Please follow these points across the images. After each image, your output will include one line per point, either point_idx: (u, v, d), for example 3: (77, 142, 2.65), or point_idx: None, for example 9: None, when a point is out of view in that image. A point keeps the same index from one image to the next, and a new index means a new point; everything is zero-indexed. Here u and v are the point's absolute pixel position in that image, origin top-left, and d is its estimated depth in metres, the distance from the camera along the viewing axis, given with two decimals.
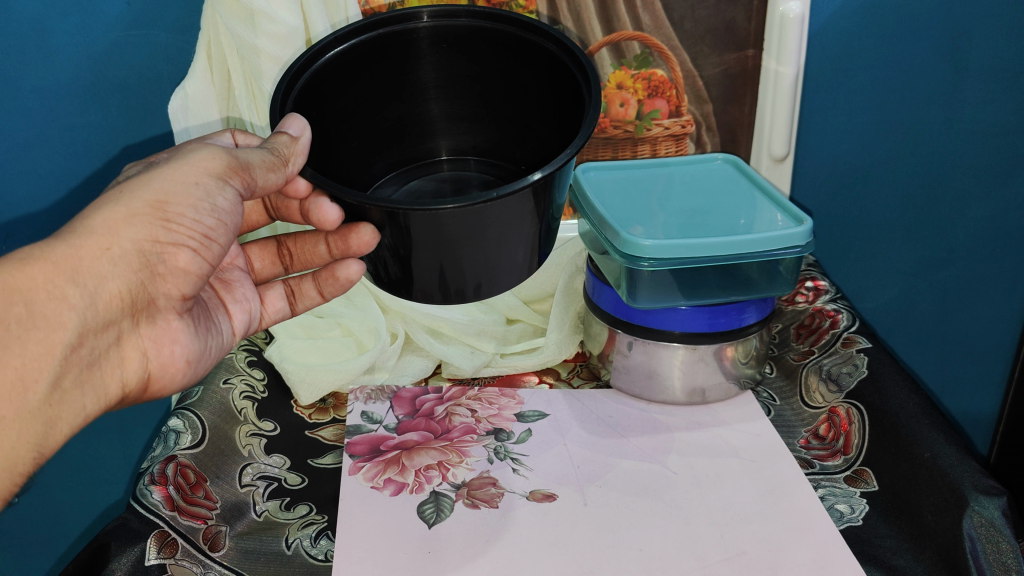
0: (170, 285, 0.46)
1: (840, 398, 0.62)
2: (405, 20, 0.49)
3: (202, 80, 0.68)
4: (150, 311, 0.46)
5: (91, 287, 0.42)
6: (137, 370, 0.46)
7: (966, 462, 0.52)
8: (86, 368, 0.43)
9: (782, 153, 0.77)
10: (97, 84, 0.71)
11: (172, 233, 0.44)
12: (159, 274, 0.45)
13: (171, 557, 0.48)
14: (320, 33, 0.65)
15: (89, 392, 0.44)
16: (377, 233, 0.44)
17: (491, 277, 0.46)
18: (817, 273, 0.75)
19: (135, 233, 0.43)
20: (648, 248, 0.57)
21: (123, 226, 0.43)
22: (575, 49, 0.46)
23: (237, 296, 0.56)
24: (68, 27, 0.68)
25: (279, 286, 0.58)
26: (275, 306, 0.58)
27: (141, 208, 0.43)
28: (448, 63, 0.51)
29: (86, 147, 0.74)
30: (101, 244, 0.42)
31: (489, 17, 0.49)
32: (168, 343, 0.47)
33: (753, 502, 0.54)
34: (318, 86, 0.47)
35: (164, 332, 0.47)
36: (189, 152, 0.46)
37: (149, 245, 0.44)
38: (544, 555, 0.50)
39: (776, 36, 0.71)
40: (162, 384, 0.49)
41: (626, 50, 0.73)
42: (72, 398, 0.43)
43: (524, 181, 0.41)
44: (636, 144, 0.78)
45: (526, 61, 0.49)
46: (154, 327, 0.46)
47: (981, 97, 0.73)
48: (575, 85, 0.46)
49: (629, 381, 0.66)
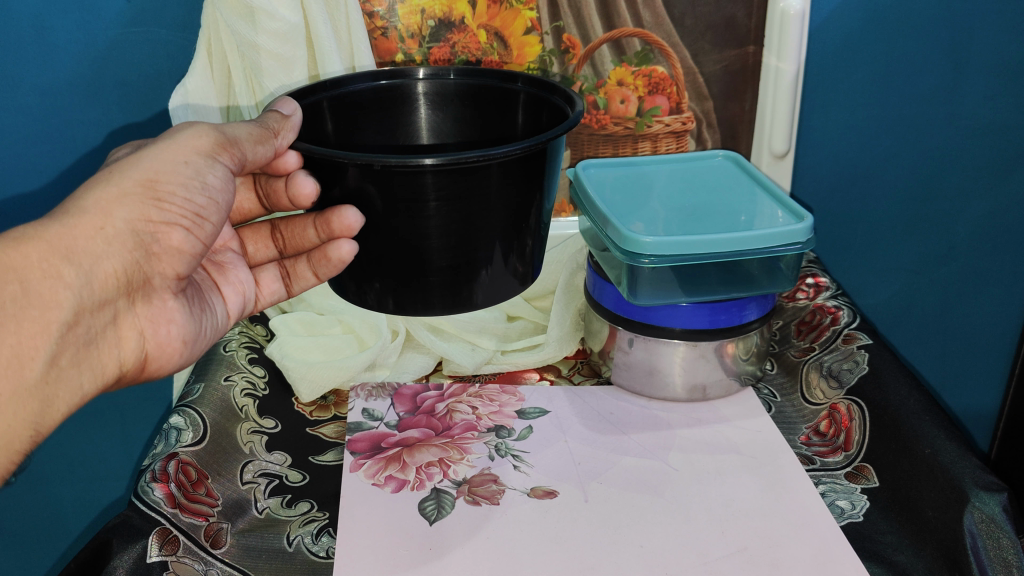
0: (165, 265, 0.45)
1: (841, 395, 0.62)
2: (400, 75, 0.56)
3: (203, 76, 0.67)
4: (147, 290, 0.46)
5: (86, 266, 0.42)
6: (137, 348, 0.46)
7: (966, 458, 0.51)
8: (85, 345, 0.43)
9: (782, 150, 0.79)
10: (96, 80, 0.73)
11: (164, 211, 0.44)
12: (154, 254, 0.45)
13: (174, 554, 0.48)
14: (320, 27, 0.65)
15: (88, 368, 0.44)
16: (360, 215, 0.45)
17: (471, 265, 0.47)
18: (818, 269, 0.76)
19: (128, 212, 0.43)
20: (647, 245, 0.57)
21: (115, 205, 0.43)
22: (548, 84, 0.53)
23: (229, 278, 0.56)
24: (68, 24, 0.70)
25: (272, 268, 0.58)
26: (271, 289, 0.58)
27: (132, 187, 0.43)
28: (434, 117, 0.57)
29: (84, 144, 0.75)
30: (94, 223, 0.42)
31: (475, 75, 0.56)
32: (164, 323, 0.47)
33: (753, 498, 0.54)
34: (318, 114, 0.52)
35: (160, 311, 0.47)
36: (176, 132, 0.46)
37: (141, 225, 0.43)
38: (543, 551, 0.50)
39: (777, 32, 0.73)
40: (161, 364, 0.48)
41: (627, 47, 0.75)
42: (69, 376, 0.42)
43: (501, 160, 0.43)
44: (636, 141, 0.80)
45: (506, 110, 0.55)
46: (150, 306, 0.46)
47: (983, 96, 0.72)
48: (553, 111, 0.51)
49: (630, 378, 0.66)
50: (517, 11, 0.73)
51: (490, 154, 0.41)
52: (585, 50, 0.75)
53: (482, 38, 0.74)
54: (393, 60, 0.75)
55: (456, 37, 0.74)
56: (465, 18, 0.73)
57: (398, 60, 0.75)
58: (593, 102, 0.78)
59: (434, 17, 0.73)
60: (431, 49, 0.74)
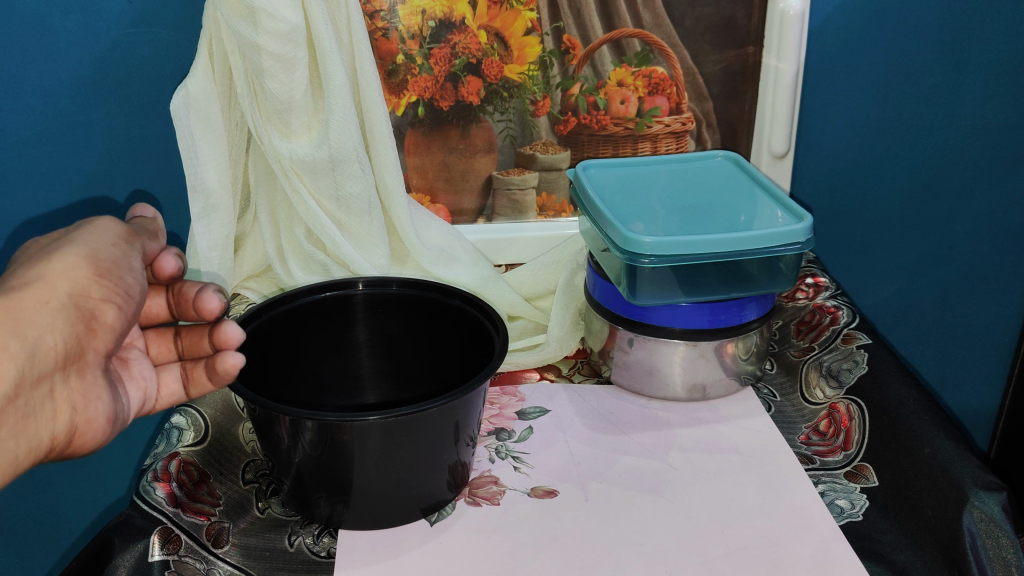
0: (100, 341, 0.43)
1: (841, 395, 0.62)
2: None
3: (203, 75, 0.64)
4: (80, 365, 0.43)
5: (31, 339, 0.39)
6: (70, 424, 0.42)
7: (966, 458, 0.52)
8: (18, 419, 0.40)
9: (782, 151, 0.79)
10: (98, 81, 0.73)
11: (105, 287, 0.43)
12: (91, 330, 0.43)
13: (176, 553, 0.48)
14: (320, 28, 0.63)
15: (18, 447, 0.40)
16: None
17: None
18: (817, 269, 0.76)
19: (71, 286, 0.42)
20: (648, 246, 0.57)
21: (60, 279, 0.42)
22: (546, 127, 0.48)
23: (132, 373, 0.49)
24: (69, 25, 0.71)
25: (173, 367, 0.51)
26: (170, 389, 0.51)
27: (79, 263, 0.43)
28: None
29: (88, 145, 0.76)
30: (40, 297, 0.41)
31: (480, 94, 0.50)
32: (95, 399, 0.44)
33: (753, 495, 0.54)
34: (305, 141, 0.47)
35: (91, 387, 0.43)
36: (84, 223, 0.47)
37: (83, 299, 0.42)
38: (544, 549, 0.50)
39: (776, 33, 0.74)
40: (93, 442, 0.44)
41: (627, 47, 0.76)
42: (4, 448, 0.39)
43: None
44: (636, 141, 0.80)
45: None
46: (83, 381, 0.43)
47: (980, 99, 0.78)
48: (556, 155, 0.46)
49: (630, 377, 0.66)
50: (517, 12, 0.73)
51: (446, 400, 0.47)
52: (585, 50, 0.76)
53: (483, 39, 0.74)
54: (394, 61, 0.74)
55: (457, 38, 0.74)
56: (465, 19, 0.73)
57: (399, 62, 0.75)
58: (593, 103, 0.78)
59: (434, 18, 0.73)
60: (432, 50, 0.74)
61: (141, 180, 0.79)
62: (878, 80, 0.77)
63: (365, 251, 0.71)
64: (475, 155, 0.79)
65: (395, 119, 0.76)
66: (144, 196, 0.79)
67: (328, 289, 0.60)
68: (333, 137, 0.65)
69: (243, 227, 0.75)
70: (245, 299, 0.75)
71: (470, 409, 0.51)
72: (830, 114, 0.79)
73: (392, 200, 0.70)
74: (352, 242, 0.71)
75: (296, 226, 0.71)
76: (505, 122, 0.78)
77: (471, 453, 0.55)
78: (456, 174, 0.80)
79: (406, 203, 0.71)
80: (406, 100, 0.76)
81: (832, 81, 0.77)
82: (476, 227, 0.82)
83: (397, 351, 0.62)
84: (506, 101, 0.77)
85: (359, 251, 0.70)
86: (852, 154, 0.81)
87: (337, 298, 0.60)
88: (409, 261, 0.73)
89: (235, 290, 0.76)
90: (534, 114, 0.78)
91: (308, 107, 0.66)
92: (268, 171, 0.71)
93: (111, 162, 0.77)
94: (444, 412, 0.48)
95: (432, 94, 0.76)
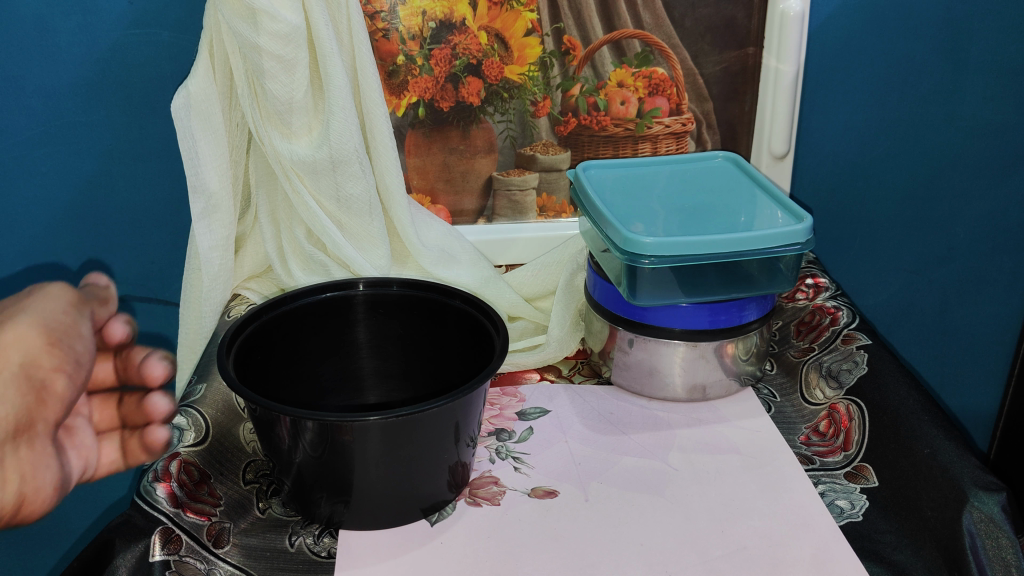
0: (52, 410, 0.40)
1: (841, 395, 0.62)
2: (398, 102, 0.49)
3: (204, 76, 0.65)
4: (29, 436, 0.38)
5: None
6: (17, 496, 0.38)
7: (965, 458, 0.52)
8: None
9: (782, 151, 0.79)
10: (99, 82, 0.74)
11: (57, 355, 0.41)
12: (43, 398, 0.39)
13: (177, 553, 0.49)
14: (321, 29, 0.63)
15: None
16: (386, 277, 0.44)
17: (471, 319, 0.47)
18: (817, 270, 0.76)
19: (23, 354, 0.39)
20: (648, 246, 0.57)
21: (12, 347, 0.39)
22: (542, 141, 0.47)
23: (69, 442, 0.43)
24: (70, 26, 0.71)
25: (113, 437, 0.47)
26: (106, 459, 0.46)
27: (30, 332, 0.40)
28: None
29: (89, 146, 0.76)
30: None
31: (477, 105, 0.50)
32: (43, 469, 0.39)
33: (752, 495, 0.54)
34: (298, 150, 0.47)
35: (40, 458, 0.39)
36: (26, 291, 0.44)
37: (35, 367, 0.39)
38: (545, 549, 0.50)
39: (776, 34, 0.74)
40: (36, 514, 0.39)
41: (627, 48, 0.76)
42: None
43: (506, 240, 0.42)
44: (636, 142, 0.80)
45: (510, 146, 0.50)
46: (32, 451, 0.39)
47: (981, 98, 0.78)
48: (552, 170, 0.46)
49: (630, 378, 0.66)
50: (517, 12, 0.74)
51: (447, 400, 0.47)
52: (585, 51, 0.76)
53: (483, 40, 0.74)
54: (394, 62, 0.75)
55: (456, 38, 0.74)
56: (465, 20, 0.73)
57: (399, 62, 0.75)
58: (593, 104, 0.78)
59: (434, 19, 0.73)
60: (432, 50, 0.74)
61: (141, 180, 0.79)
62: (877, 80, 0.77)
63: (365, 252, 0.70)
64: (475, 155, 0.79)
65: (395, 121, 0.77)
66: (145, 196, 0.80)
67: (328, 289, 0.60)
68: (334, 138, 0.65)
69: (244, 228, 0.76)
70: (245, 299, 0.75)
71: (470, 410, 0.51)
72: (830, 115, 0.79)
73: (391, 200, 0.70)
74: (352, 242, 0.71)
75: (296, 226, 0.71)
76: (505, 123, 0.78)
77: (471, 453, 0.55)
78: (456, 175, 0.80)
79: (406, 203, 0.71)
80: (406, 101, 0.76)
81: (831, 81, 0.77)
82: (476, 227, 0.82)
83: (398, 351, 0.62)
84: (506, 102, 0.77)
85: (360, 251, 0.70)
86: (852, 155, 0.81)
87: (337, 298, 0.60)
88: (409, 262, 0.74)
89: (235, 291, 0.76)
90: (534, 115, 0.78)
91: (308, 108, 0.66)
92: (269, 172, 0.71)
93: (112, 162, 0.77)
94: (444, 412, 0.48)
95: (432, 94, 0.76)
